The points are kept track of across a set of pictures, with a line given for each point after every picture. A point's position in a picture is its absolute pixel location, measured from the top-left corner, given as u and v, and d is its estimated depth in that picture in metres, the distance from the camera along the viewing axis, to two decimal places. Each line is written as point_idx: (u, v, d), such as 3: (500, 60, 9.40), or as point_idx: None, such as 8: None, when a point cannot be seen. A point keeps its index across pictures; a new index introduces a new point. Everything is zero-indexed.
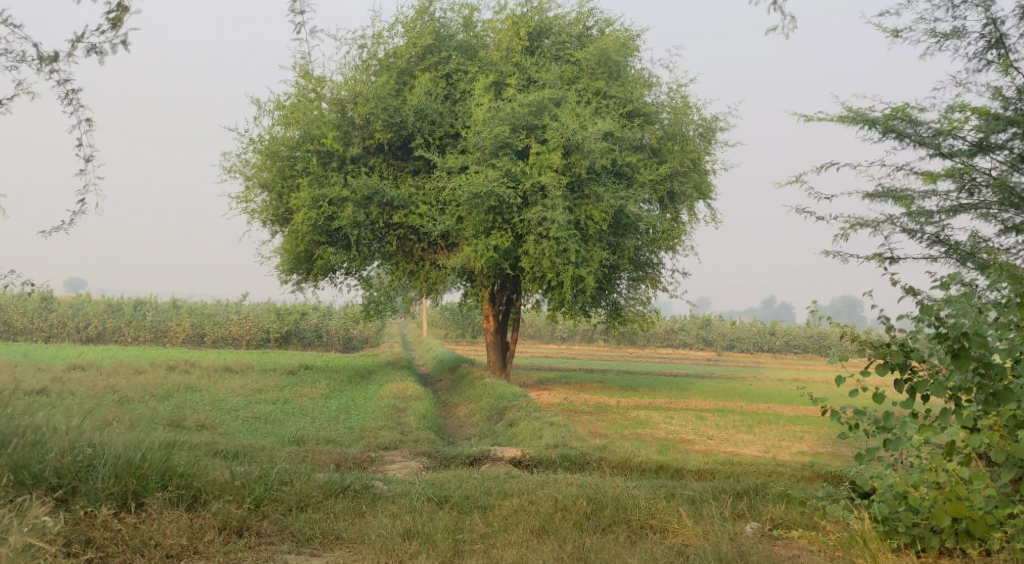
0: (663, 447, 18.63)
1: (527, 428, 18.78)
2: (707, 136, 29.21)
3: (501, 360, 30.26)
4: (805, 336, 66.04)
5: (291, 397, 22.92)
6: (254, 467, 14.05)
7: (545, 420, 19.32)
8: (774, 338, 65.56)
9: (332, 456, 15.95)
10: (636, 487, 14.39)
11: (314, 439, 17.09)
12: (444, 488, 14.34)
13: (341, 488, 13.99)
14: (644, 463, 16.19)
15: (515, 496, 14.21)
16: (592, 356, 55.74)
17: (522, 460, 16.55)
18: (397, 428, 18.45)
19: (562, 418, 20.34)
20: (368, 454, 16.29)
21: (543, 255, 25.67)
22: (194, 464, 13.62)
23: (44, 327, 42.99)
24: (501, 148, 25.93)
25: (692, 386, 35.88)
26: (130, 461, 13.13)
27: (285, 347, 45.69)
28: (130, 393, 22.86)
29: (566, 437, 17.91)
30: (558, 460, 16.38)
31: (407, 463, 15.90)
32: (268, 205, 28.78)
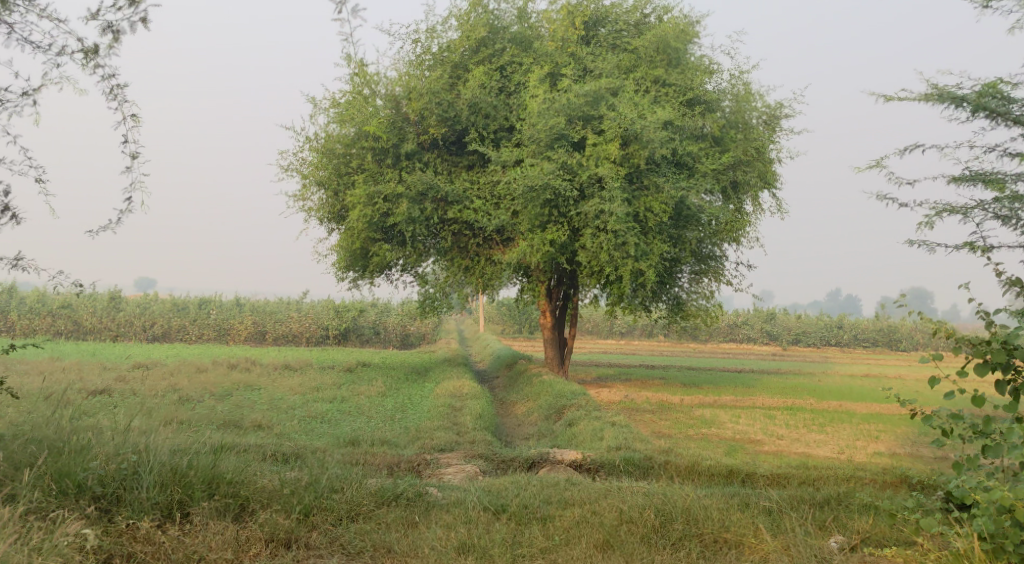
0: (728, 449, 17.98)
1: (587, 428, 18.25)
2: (771, 124, 28.42)
3: (559, 356, 29.69)
4: (875, 330, 64.94)
5: (348, 395, 22.61)
6: (304, 474, 13.82)
7: (605, 418, 18.75)
8: (842, 332, 64.77)
9: (386, 459, 15.54)
10: (708, 495, 13.95)
11: (369, 440, 16.71)
12: (501, 498, 13.97)
13: (394, 496, 13.71)
14: (706, 467, 15.66)
15: (576, 504, 13.78)
16: (653, 351, 54.91)
17: (582, 464, 15.92)
18: (453, 428, 18.01)
19: (624, 417, 19.77)
20: (423, 457, 15.88)
21: (601, 248, 25.07)
22: (243, 470, 13.46)
23: (110, 326, 43.38)
24: (556, 141, 25.35)
25: (757, 382, 35.02)
26: (174, 469, 13.04)
27: (345, 344, 45.52)
28: (189, 391, 22.72)
29: (627, 437, 17.35)
30: (621, 464, 15.78)
31: (463, 467, 15.45)
32: (324, 203, 28.58)
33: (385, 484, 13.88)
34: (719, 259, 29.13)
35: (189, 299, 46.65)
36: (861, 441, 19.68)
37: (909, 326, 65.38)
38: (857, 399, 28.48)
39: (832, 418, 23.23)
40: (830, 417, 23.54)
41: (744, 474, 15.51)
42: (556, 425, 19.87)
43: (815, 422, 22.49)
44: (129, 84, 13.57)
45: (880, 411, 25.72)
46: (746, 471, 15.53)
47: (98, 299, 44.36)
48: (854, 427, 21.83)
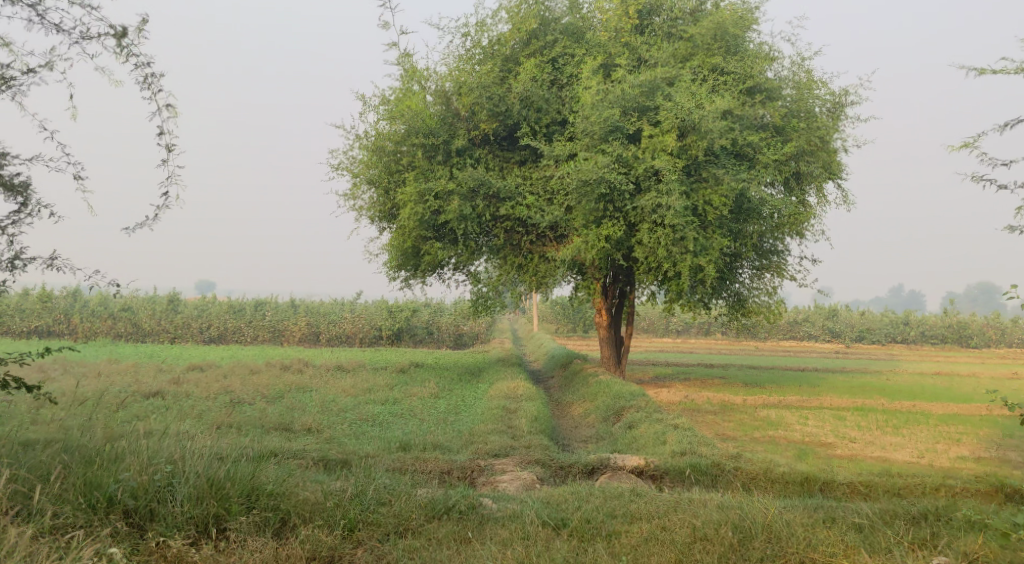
0: (798, 454, 17.15)
1: (648, 430, 17.53)
2: (835, 112, 27.34)
3: (616, 355, 28.86)
4: (943, 326, 63.16)
5: (401, 397, 22.03)
6: (350, 485, 13.49)
7: (667, 420, 17.95)
8: (909, 329, 63.09)
9: (439, 464, 14.96)
10: (788, 510, 13.37)
11: (421, 444, 16.12)
12: (562, 510, 13.40)
13: (446, 510, 13.26)
14: (776, 475, 14.98)
15: (642, 518, 13.19)
16: (712, 350, 53.81)
17: (645, 470, 15.24)
18: (508, 431, 17.33)
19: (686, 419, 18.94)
20: (478, 462, 15.26)
21: (659, 244, 24.22)
22: (283, 482, 13.29)
23: (167, 328, 43.44)
24: (611, 133, 24.52)
25: (822, 382, 33.90)
26: (212, 481, 12.90)
27: (398, 345, 45.16)
28: (240, 393, 22.31)
29: (690, 440, 16.58)
30: (688, 472, 15.07)
31: (520, 474, 14.82)
32: (375, 201, 27.93)
33: (439, 496, 13.45)
34: (781, 253, 28.13)
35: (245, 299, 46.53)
36: (939, 447, 19.07)
37: (978, 322, 63.43)
38: (929, 399, 27.36)
39: (906, 421, 22.44)
40: (902, 419, 22.71)
41: (817, 482, 14.82)
42: (615, 426, 19.23)
43: (887, 424, 21.58)
44: (164, 75, 13.73)
45: (955, 412, 24.62)
46: (819, 479, 14.88)
47: (155, 300, 44.45)
48: (929, 431, 21.00)
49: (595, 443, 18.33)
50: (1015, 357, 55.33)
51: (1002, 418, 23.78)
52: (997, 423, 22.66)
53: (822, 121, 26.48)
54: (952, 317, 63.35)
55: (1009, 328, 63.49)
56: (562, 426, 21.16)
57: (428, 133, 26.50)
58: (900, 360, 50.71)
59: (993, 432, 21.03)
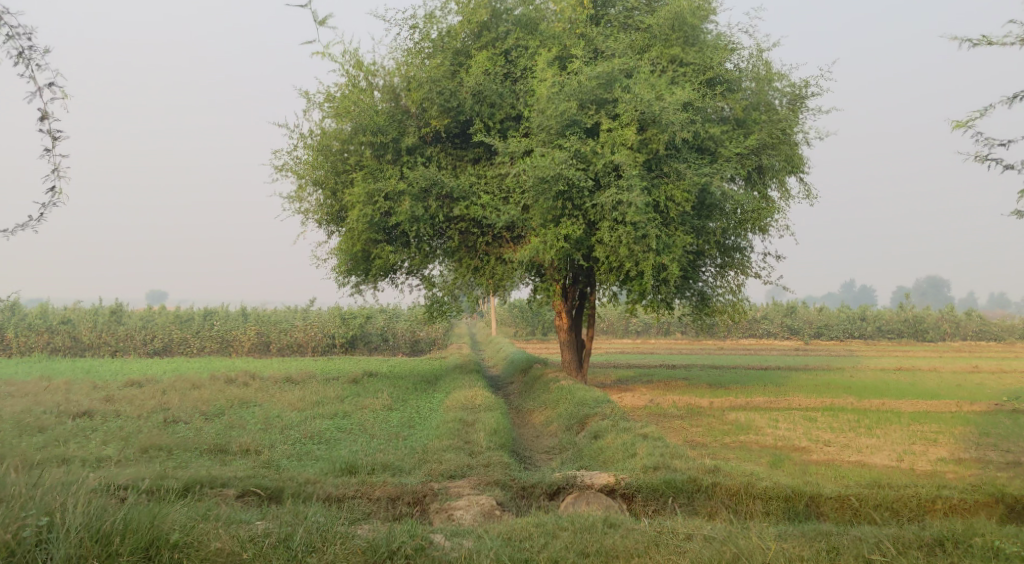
0: (772, 462, 16.17)
1: (614, 442, 16.47)
2: (796, 103, 26.50)
3: (577, 358, 27.83)
4: (899, 321, 62.90)
5: (351, 410, 20.75)
6: (273, 527, 12.28)
7: (634, 429, 16.89)
8: (866, 324, 62.38)
9: (388, 490, 13.84)
10: (785, 540, 12.50)
11: (370, 465, 14.92)
12: (525, 550, 12.31)
13: (391, 553, 12.08)
14: (756, 491, 14.04)
15: (619, 557, 12.15)
16: (672, 351, 52.89)
17: (615, 489, 14.25)
18: (465, 447, 16.17)
19: (654, 427, 17.90)
20: (430, 486, 14.12)
21: (620, 242, 23.17)
22: (187, 527, 11.99)
23: (110, 341, 41.74)
24: (569, 127, 23.44)
25: (787, 380, 33.02)
26: (103, 532, 11.60)
27: (352, 353, 43.76)
28: (178, 411, 20.92)
29: (660, 453, 15.56)
30: (663, 490, 14.12)
31: (477, 500, 13.71)
32: (322, 203, 26.62)
33: (387, 530, 12.34)
34: (745, 251, 27.27)
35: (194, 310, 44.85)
36: (917, 448, 17.81)
37: (934, 316, 63.21)
38: (899, 396, 26.58)
39: (877, 420, 21.29)
40: (872, 419, 21.59)
41: (800, 498, 13.92)
42: (579, 437, 18.19)
43: (858, 425, 20.59)
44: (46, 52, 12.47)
45: (927, 410, 23.80)
46: (803, 494, 14.01)
47: (99, 312, 42.70)
48: (903, 430, 19.83)
49: (558, 457, 17.22)
50: (973, 350, 55.10)
51: (976, 414, 23.03)
52: (972, 420, 21.89)
53: (784, 113, 25.62)
54: (909, 311, 63.06)
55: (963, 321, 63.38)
56: (523, 436, 20.05)
57: (376, 130, 25.31)
58: (860, 356, 50.17)
59: (970, 431, 20.08)
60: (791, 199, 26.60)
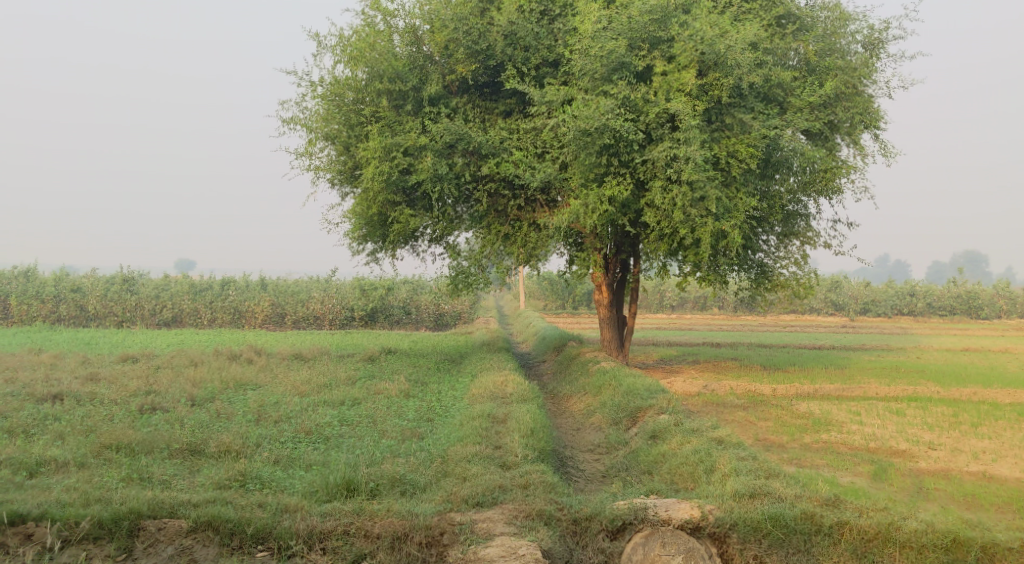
0: (871, 481, 13.34)
1: (680, 449, 13.90)
2: (871, 49, 23.20)
3: (617, 338, 24.65)
4: (952, 297, 59.07)
5: (364, 395, 17.83)
6: None
7: (707, 432, 14.17)
8: (916, 300, 58.66)
9: (393, 525, 11.89)
10: None
11: (377, 481, 12.75)
12: None
13: None
14: (903, 537, 12.02)
15: None
16: (711, 327, 49.44)
17: (702, 526, 12.22)
18: (495, 455, 13.58)
19: (720, 425, 15.03)
20: (451, 520, 12.05)
21: (674, 205, 19.98)
22: None
23: (116, 312, 38.71)
24: (616, 71, 20.24)
25: (849, 362, 29.73)
26: None
27: (372, 326, 40.54)
28: (163, 395, 18.02)
29: (746, 470, 13.16)
30: (764, 528, 12.17)
31: (511, 544, 11.71)
32: (334, 159, 23.26)
33: None
34: (810, 217, 24.15)
35: (208, 280, 41.80)
36: None
37: (988, 293, 59.35)
38: (987, 382, 23.37)
39: (974, 415, 18.31)
40: (966, 412, 18.58)
41: (967, 548, 11.97)
42: (631, 438, 15.30)
43: (956, 421, 17.69)
44: None
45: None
46: (970, 541, 12.05)
47: (110, 280, 39.88)
48: (1015, 428, 16.69)
49: (610, 466, 14.35)
50: None
51: None
52: None
53: (857, 62, 22.55)
54: (962, 288, 59.13)
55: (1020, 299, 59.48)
56: (563, 431, 17.02)
57: (394, 77, 22.14)
58: (916, 334, 46.59)
59: None
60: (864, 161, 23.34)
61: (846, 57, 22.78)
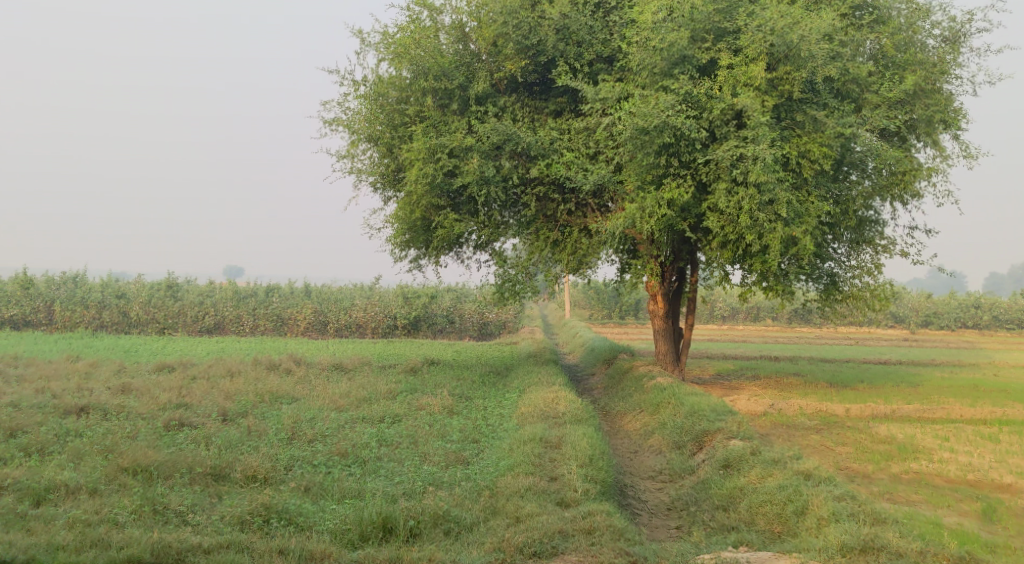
0: (982, 529, 12.10)
1: (761, 483, 12.77)
2: (952, 43, 21.62)
3: (673, 351, 23.12)
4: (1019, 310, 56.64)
5: (405, 410, 16.60)
6: None
7: (792, 463, 12.96)
8: (980, 313, 56.45)
9: None
10: None
11: (416, 516, 11.71)
12: None
13: None
14: None
15: None
16: (766, 339, 47.71)
17: None
18: (551, 490, 12.55)
19: (804, 454, 13.81)
20: None
21: (740, 209, 18.48)
22: None
23: (157, 318, 37.72)
24: (677, 65, 18.83)
25: (919, 379, 28.12)
26: None
27: (416, 335, 39.32)
28: (193, 408, 16.88)
29: (846, 512, 11.92)
30: None
31: None
32: (377, 161, 22.02)
33: None
34: (883, 223, 22.61)
35: (251, 287, 40.70)
36: None
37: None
38: None
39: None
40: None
41: None
42: (698, 465, 13.97)
43: None
44: None
45: None
46: None
47: (151, 286, 38.95)
48: None
49: (677, 496, 13.29)
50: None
51: None
52: None
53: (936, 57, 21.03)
54: None
55: None
56: (619, 453, 15.66)
57: (440, 74, 20.86)
58: (984, 350, 44.51)
59: None
60: (944, 169, 22.32)
61: (922, 51, 21.28)
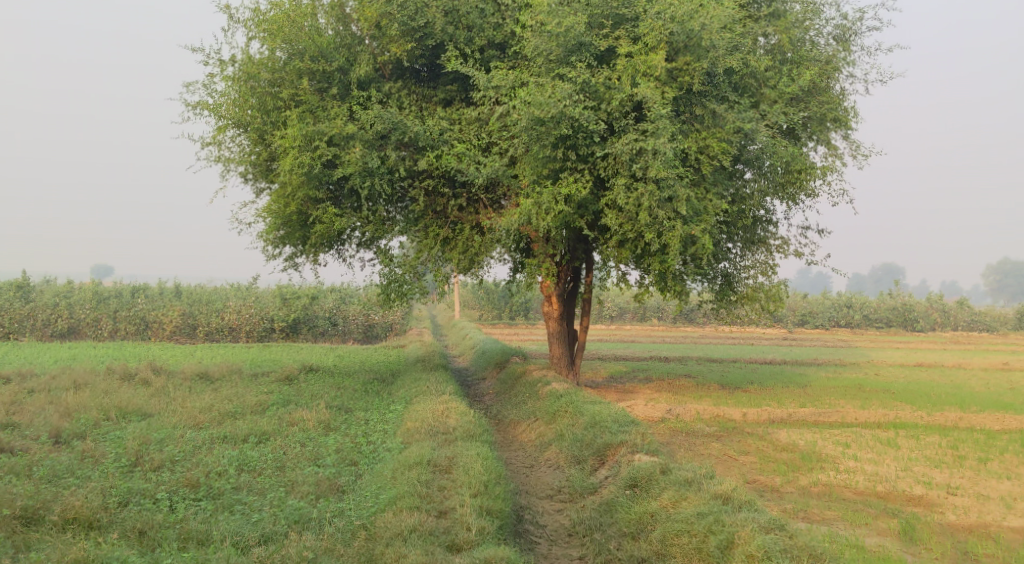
0: (906, 553, 11.85)
1: (676, 509, 11.93)
2: (845, 40, 21.20)
3: (568, 355, 21.98)
4: (887, 309, 57.98)
5: (276, 426, 15.07)
6: None
7: (707, 485, 12.15)
8: (852, 311, 57.42)
9: None
10: None
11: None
12: None
13: None
14: None
15: None
16: (653, 339, 47.39)
17: None
18: (440, 531, 11.52)
19: (717, 471, 12.98)
20: None
21: (640, 206, 17.44)
22: None
23: (4, 322, 34.71)
24: (574, 52, 17.80)
25: (808, 379, 27.85)
26: None
27: (294, 339, 37.30)
28: (27, 427, 14.97)
29: (776, 546, 11.09)
30: None
31: None
32: (248, 149, 20.20)
33: None
34: (776, 222, 22.02)
35: (114, 288, 38.02)
36: None
37: (925, 305, 58.00)
38: (962, 406, 21.94)
39: (976, 457, 16.82)
40: (967, 454, 17.05)
41: None
42: (599, 484, 13.18)
43: (964, 468, 16.04)
44: None
45: (1017, 429, 20.02)
46: None
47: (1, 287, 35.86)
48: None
49: (579, 519, 12.50)
50: (970, 343, 50.50)
51: None
52: None
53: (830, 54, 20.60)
54: (898, 299, 57.93)
55: (952, 311, 58.68)
56: (514, 469, 14.50)
57: (318, 56, 19.32)
58: (860, 348, 45.13)
59: None
60: (839, 168, 21.89)
61: (815, 49, 20.83)
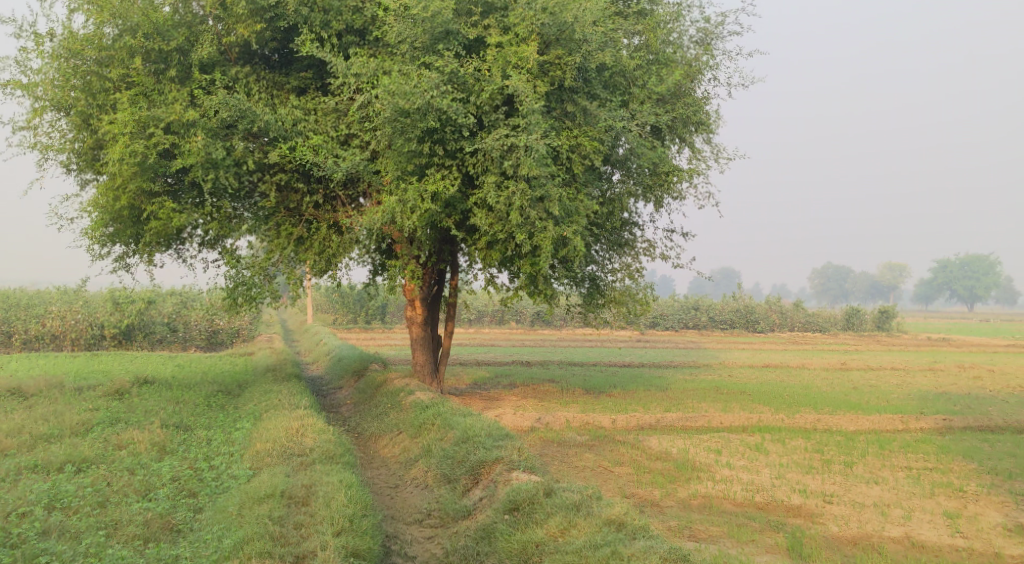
0: None
1: (563, 537, 11.11)
2: (707, 42, 20.92)
3: (431, 362, 20.88)
4: (731, 311, 59.14)
5: (99, 451, 13.44)
6: None
7: (595, 510, 11.35)
8: (699, 313, 58.28)
9: None
10: None
11: None
12: None
13: None
14: None
15: None
16: (509, 342, 46.63)
17: None
18: None
19: (600, 491, 12.22)
20: None
21: (511, 206, 16.53)
22: None
23: None
24: (440, 40, 16.84)
25: (668, 382, 27.52)
26: None
27: (127, 347, 34.71)
28: None
29: None
30: None
31: None
32: (69, 135, 18.35)
33: None
34: (641, 225, 21.50)
35: None
36: (955, 509, 13.64)
37: (765, 306, 59.53)
38: (821, 408, 21.89)
39: (842, 461, 16.37)
40: (833, 457, 16.63)
41: None
42: (474, 507, 12.32)
43: (836, 472, 15.74)
44: None
45: (876, 429, 20.00)
46: None
47: None
48: (895, 468, 16.33)
49: (452, 549, 11.66)
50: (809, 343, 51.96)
51: (936, 438, 18.88)
52: (960, 453, 17.25)
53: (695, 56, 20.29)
54: (741, 301, 59.20)
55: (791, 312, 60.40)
56: (378, 490, 13.38)
57: (153, 34, 17.69)
58: (709, 349, 45.65)
59: (971, 469, 16.14)
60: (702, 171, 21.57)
61: (679, 49, 20.43)
